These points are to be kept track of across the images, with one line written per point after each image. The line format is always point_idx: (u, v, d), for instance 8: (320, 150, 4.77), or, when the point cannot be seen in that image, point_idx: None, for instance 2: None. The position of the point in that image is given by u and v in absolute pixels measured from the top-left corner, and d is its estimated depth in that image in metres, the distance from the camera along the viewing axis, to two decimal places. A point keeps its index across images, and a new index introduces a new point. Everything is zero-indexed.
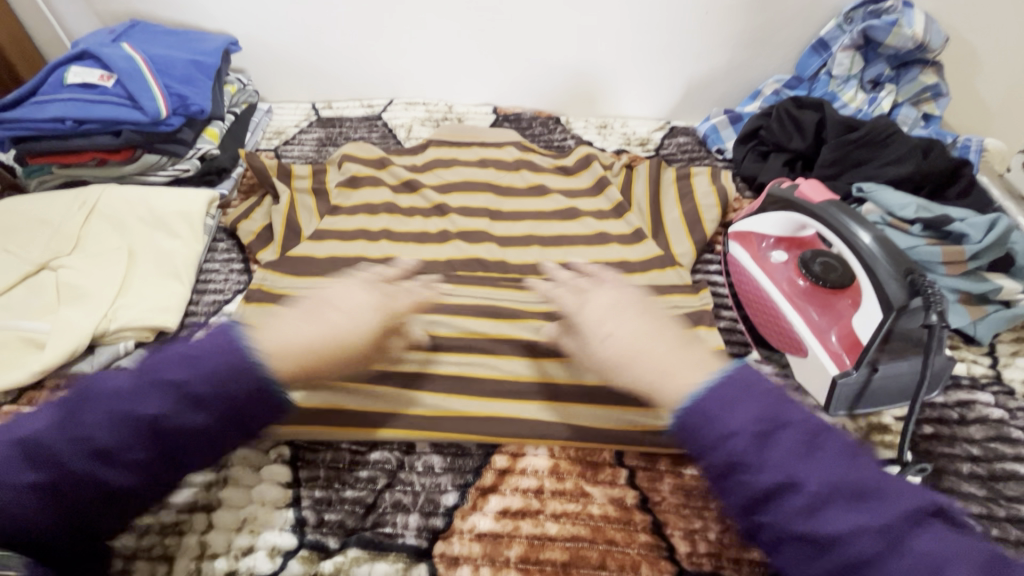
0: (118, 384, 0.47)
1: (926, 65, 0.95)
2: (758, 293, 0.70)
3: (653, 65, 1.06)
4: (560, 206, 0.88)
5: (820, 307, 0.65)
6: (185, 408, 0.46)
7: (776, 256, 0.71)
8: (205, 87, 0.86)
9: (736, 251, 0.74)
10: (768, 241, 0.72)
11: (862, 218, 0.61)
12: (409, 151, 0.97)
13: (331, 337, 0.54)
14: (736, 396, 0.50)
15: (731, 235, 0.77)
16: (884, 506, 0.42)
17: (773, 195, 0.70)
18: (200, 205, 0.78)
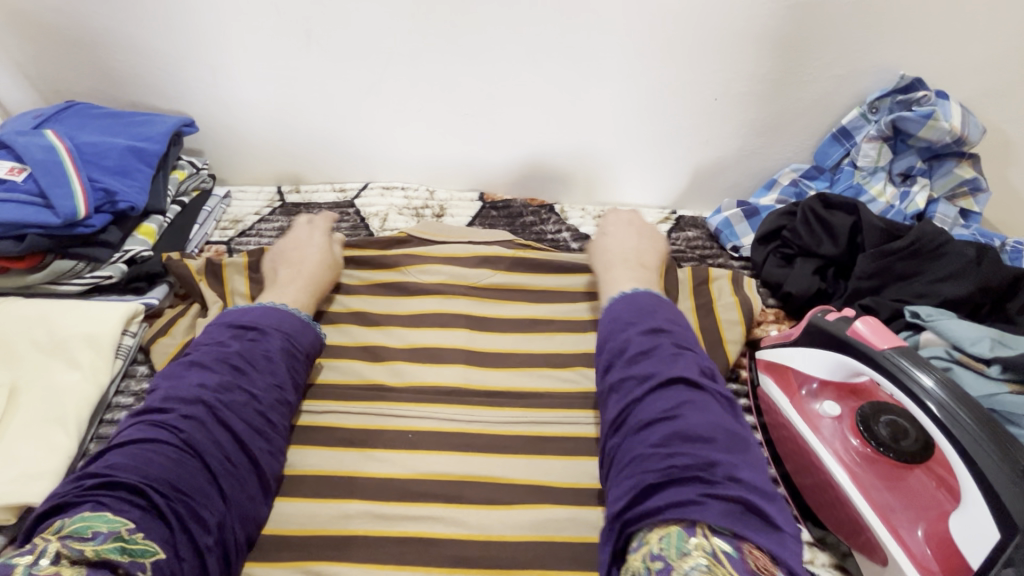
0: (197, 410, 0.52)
1: (961, 159, 0.85)
2: (803, 451, 0.56)
3: (657, 150, 0.96)
4: (554, 315, 0.75)
5: (889, 486, 0.51)
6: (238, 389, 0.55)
7: (826, 407, 0.57)
8: (141, 178, 0.74)
9: (771, 391, 0.60)
10: (812, 382, 0.59)
11: (927, 362, 0.49)
12: (378, 243, 0.82)
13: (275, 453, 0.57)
14: (635, 303, 0.61)
15: (762, 365, 0.63)
16: (717, 417, 0.50)
17: (819, 325, 0.57)
18: (114, 325, 0.64)
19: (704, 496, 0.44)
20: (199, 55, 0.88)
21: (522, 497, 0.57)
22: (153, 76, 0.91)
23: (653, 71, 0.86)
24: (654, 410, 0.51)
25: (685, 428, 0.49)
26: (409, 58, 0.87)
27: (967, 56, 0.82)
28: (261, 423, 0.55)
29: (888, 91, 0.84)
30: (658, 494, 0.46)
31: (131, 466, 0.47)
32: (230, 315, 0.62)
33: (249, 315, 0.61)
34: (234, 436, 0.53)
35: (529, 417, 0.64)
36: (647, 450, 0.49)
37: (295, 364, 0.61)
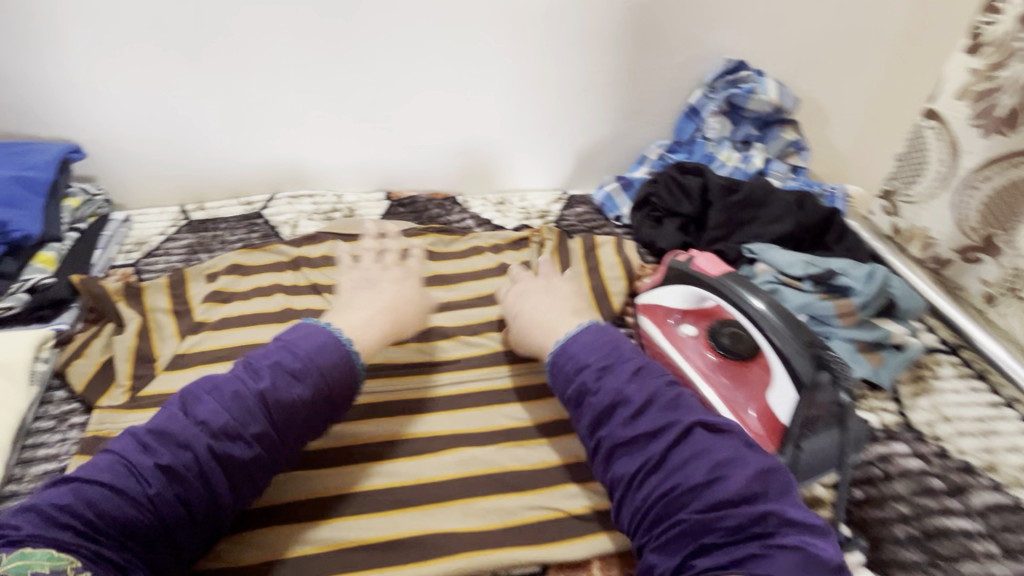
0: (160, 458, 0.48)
1: (785, 125, 1.04)
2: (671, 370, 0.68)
3: (543, 138, 1.07)
4: (464, 293, 0.84)
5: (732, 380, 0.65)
6: (228, 458, 0.50)
7: (686, 330, 0.69)
8: (33, 206, 0.75)
9: (647, 325, 0.72)
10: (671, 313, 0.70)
11: (754, 286, 0.62)
12: (308, 241, 0.92)
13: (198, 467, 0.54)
14: (596, 334, 0.60)
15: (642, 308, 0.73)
16: (752, 455, 0.50)
17: (681, 269, 0.68)
18: (25, 351, 0.65)
19: (767, 549, 0.44)
20: (79, 80, 0.88)
21: (448, 443, 0.64)
22: (29, 103, 0.89)
23: (527, 67, 0.97)
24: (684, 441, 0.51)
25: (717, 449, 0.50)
26: (299, 70, 0.93)
27: (776, 40, 1.00)
28: (248, 489, 0.52)
29: (720, 73, 1.01)
30: (720, 554, 0.45)
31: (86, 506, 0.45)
32: (252, 355, 0.56)
33: (297, 348, 0.56)
34: (213, 504, 0.50)
35: (448, 378, 0.71)
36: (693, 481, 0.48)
37: (315, 421, 0.55)
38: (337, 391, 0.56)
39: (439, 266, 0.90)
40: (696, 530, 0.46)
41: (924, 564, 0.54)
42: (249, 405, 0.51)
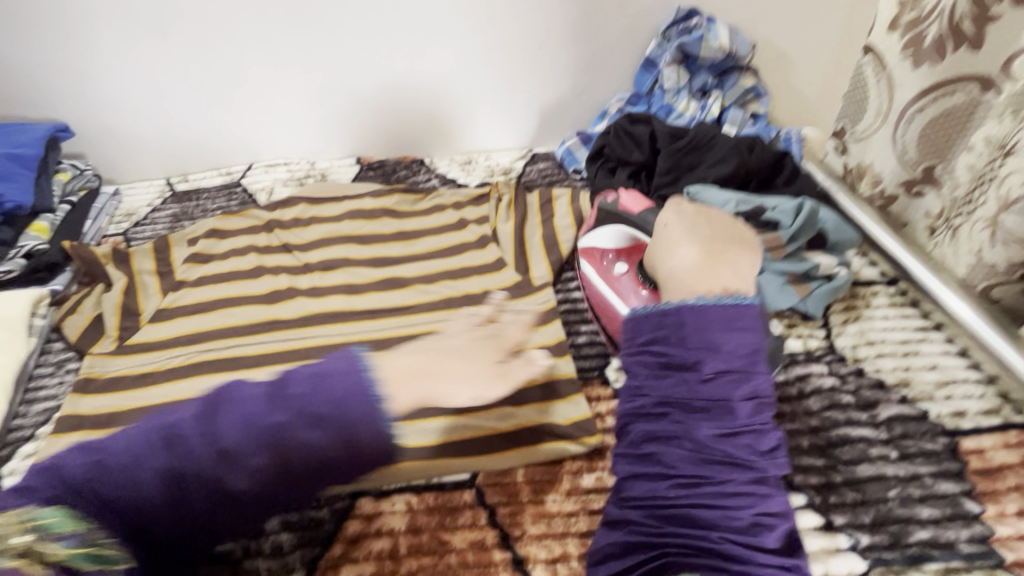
0: (158, 456, 0.47)
1: (743, 71, 1.06)
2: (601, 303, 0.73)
3: (505, 98, 1.10)
4: (426, 248, 0.90)
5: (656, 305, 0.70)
6: (226, 478, 0.47)
7: (617, 267, 0.74)
8: (25, 180, 0.82)
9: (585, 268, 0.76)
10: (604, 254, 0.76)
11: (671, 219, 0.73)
12: (280, 204, 0.98)
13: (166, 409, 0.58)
14: (723, 318, 0.58)
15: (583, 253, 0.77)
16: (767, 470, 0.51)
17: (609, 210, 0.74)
18: (22, 307, 0.73)
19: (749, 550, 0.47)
20: (63, 64, 0.95)
21: None
22: (19, 88, 0.96)
23: (482, 27, 1.00)
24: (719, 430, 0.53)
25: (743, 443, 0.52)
26: (264, 44, 0.98)
27: None
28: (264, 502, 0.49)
29: (673, 21, 1.02)
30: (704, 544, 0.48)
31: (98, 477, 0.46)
32: (297, 374, 0.52)
33: (326, 388, 0.50)
34: (228, 520, 0.49)
35: (402, 321, 0.77)
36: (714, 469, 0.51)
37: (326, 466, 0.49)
38: (366, 453, 0.49)
39: (403, 223, 0.96)
40: (697, 519, 0.49)
41: (824, 467, 0.58)
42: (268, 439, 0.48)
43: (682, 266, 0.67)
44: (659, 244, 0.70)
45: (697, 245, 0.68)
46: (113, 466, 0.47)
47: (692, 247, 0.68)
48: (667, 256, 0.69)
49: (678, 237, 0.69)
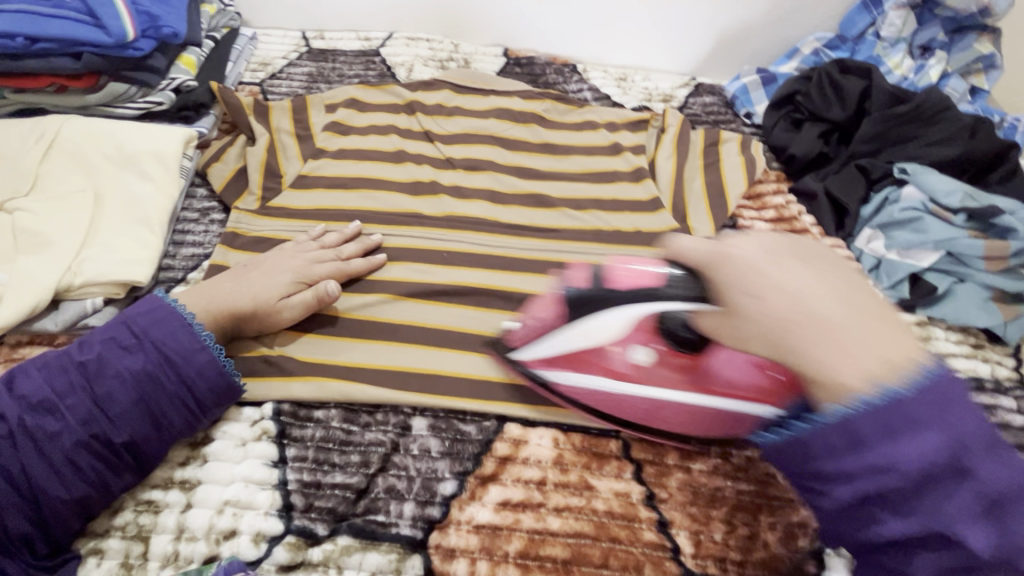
0: (113, 356, 0.48)
1: (982, 33, 0.87)
2: (569, 391, 0.55)
3: (685, 11, 0.96)
4: (575, 168, 0.82)
5: (602, 368, 0.54)
6: (110, 398, 0.47)
7: (636, 355, 0.53)
8: (179, 5, 0.75)
9: (558, 373, 0.55)
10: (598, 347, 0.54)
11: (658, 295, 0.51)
12: (423, 86, 0.90)
13: (233, 301, 0.55)
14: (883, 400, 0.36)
15: (534, 362, 0.55)
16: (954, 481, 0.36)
17: (583, 296, 0.54)
18: (176, 145, 0.70)
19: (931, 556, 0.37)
20: None
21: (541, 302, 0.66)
22: None
23: None
24: (890, 453, 0.36)
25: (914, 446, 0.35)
26: None
27: None
28: (161, 418, 0.48)
29: None
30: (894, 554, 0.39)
31: (95, 378, 0.47)
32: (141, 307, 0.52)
33: (133, 323, 0.50)
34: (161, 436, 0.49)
35: (548, 244, 0.72)
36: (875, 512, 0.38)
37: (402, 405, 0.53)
38: (196, 388, 0.50)
39: (552, 134, 0.87)
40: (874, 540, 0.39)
41: None
42: (127, 352, 0.49)
43: (798, 291, 0.38)
44: (725, 276, 0.41)
45: (822, 286, 0.38)
46: (72, 374, 0.47)
47: (772, 264, 0.40)
48: (746, 273, 0.40)
49: (776, 267, 0.39)
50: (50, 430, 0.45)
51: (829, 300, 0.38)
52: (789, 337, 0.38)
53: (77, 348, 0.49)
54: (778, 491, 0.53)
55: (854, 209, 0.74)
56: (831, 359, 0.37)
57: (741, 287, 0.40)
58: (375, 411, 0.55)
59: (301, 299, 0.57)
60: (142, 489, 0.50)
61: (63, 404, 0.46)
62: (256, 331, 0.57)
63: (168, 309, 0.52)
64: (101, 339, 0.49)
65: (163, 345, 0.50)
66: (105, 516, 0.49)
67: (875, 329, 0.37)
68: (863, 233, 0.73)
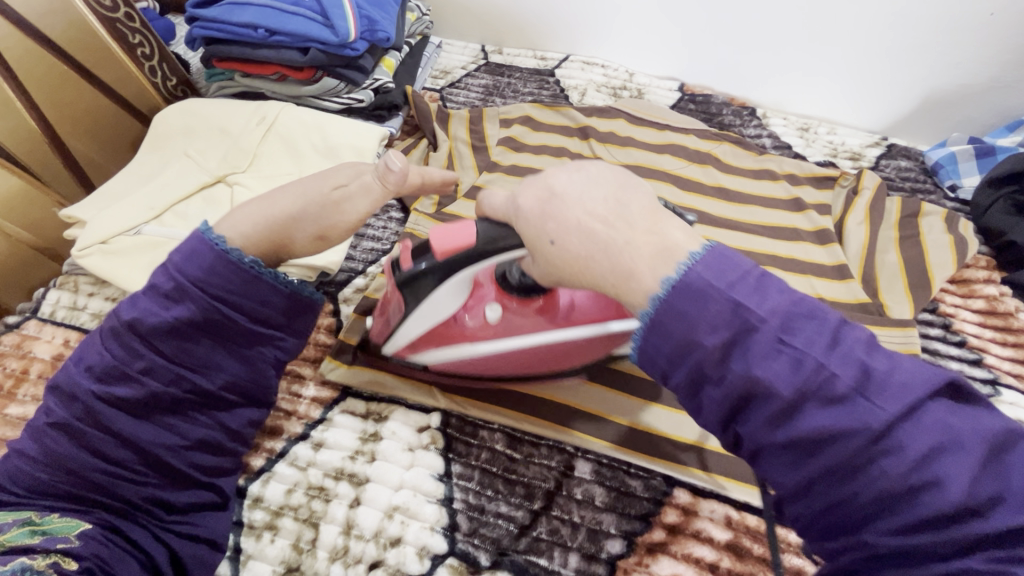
0: (154, 309, 0.42)
1: None
2: (498, 357, 0.52)
3: (892, 67, 0.88)
4: (751, 218, 0.77)
5: (548, 317, 0.51)
6: (178, 348, 0.43)
7: (487, 313, 0.51)
8: (394, 12, 0.79)
9: (427, 354, 0.54)
10: (453, 316, 0.51)
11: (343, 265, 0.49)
12: (598, 112, 0.89)
13: (279, 203, 0.46)
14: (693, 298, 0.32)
15: (403, 353, 0.54)
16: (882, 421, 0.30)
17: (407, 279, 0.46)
18: (372, 142, 0.74)
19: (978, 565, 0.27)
20: None
21: None
22: None
23: None
24: (703, 321, 0.32)
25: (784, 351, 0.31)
26: None
27: None
28: (245, 349, 0.45)
29: None
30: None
31: (149, 339, 0.43)
32: (175, 254, 0.43)
33: (168, 264, 0.43)
34: (246, 365, 0.46)
35: None
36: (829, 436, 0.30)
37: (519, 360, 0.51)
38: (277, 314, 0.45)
39: (728, 179, 0.82)
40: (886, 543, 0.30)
41: None
42: (170, 306, 0.42)
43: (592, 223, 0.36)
44: (525, 224, 0.39)
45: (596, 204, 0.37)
46: (122, 338, 0.43)
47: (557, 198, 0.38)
48: (547, 213, 0.38)
49: (574, 196, 0.37)
50: (133, 399, 0.43)
51: (627, 224, 0.36)
52: (594, 270, 0.36)
53: (123, 304, 0.44)
54: None
55: None
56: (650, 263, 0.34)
57: (545, 235, 0.38)
58: (538, 443, 0.53)
59: (362, 202, 0.49)
60: (314, 473, 0.51)
61: (135, 369, 0.43)
62: (314, 236, 0.48)
63: (198, 238, 0.42)
64: (142, 290, 0.43)
65: (206, 285, 0.42)
66: (279, 492, 0.51)
67: (656, 220, 0.36)
68: None
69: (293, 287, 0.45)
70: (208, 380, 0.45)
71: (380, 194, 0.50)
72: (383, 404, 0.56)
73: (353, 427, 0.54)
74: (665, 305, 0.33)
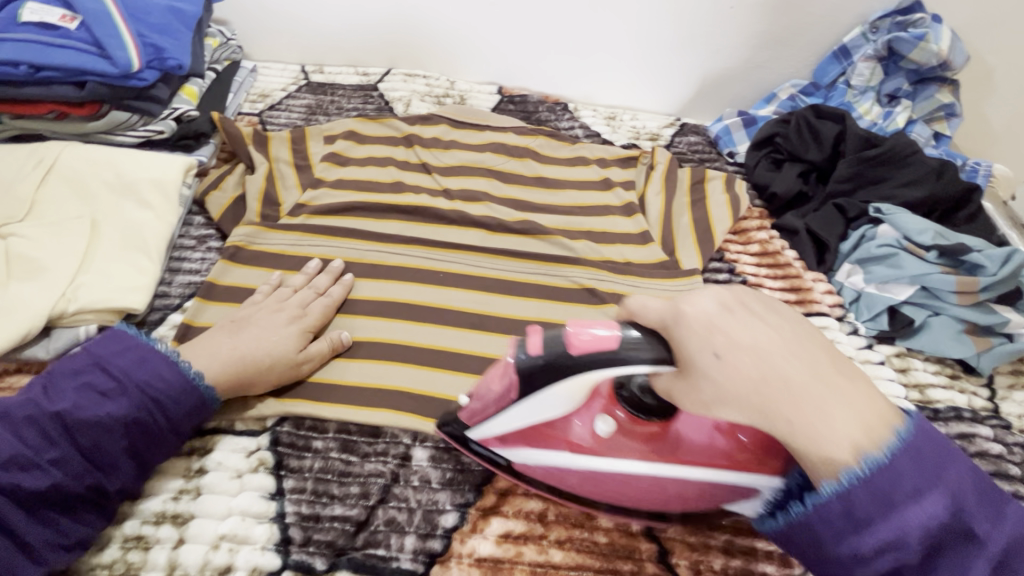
0: (89, 402, 0.47)
1: (943, 84, 0.94)
2: (598, 477, 0.48)
3: (671, 57, 1.01)
4: (570, 201, 0.85)
5: (654, 450, 0.47)
6: (94, 448, 0.46)
7: (598, 425, 0.48)
8: (186, 39, 0.76)
9: (517, 448, 0.50)
10: (557, 422, 0.49)
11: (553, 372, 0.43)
12: (421, 119, 0.92)
13: (249, 355, 0.54)
14: (925, 459, 0.37)
15: (489, 440, 0.51)
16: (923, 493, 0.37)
17: (534, 368, 0.44)
18: (176, 173, 0.70)
19: None
20: None
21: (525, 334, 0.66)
22: None
23: None
24: (911, 478, 0.37)
25: (911, 491, 0.37)
26: None
27: None
28: (147, 452, 0.49)
29: (889, 11, 0.91)
30: None
31: (71, 431, 0.46)
32: (105, 353, 0.50)
33: (108, 365, 0.49)
34: (142, 470, 0.49)
35: (544, 272, 0.74)
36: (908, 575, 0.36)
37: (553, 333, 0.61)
38: (183, 420, 0.50)
39: (546, 169, 0.89)
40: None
41: None
42: (108, 397, 0.47)
43: (766, 352, 0.38)
44: (684, 340, 0.40)
45: (791, 347, 0.39)
46: (32, 435, 0.45)
47: (750, 308, 0.40)
48: (705, 330, 0.39)
49: (735, 326, 0.39)
50: (35, 489, 0.44)
51: (817, 360, 0.39)
52: (771, 411, 0.37)
53: (45, 396, 0.47)
54: None
55: (834, 244, 0.78)
56: (820, 423, 0.37)
57: (708, 348, 0.39)
58: (374, 440, 0.54)
59: (316, 352, 0.57)
60: (131, 525, 0.49)
61: (43, 459, 0.44)
62: (272, 384, 0.55)
63: (148, 349, 0.51)
64: (74, 384, 0.47)
65: (148, 389, 0.49)
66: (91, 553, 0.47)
67: (846, 380, 0.39)
68: (844, 266, 0.76)
69: (209, 388, 0.52)
70: (109, 481, 0.47)
71: (328, 353, 0.59)
72: (206, 437, 0.54)
73: (174, 468, 0.52)
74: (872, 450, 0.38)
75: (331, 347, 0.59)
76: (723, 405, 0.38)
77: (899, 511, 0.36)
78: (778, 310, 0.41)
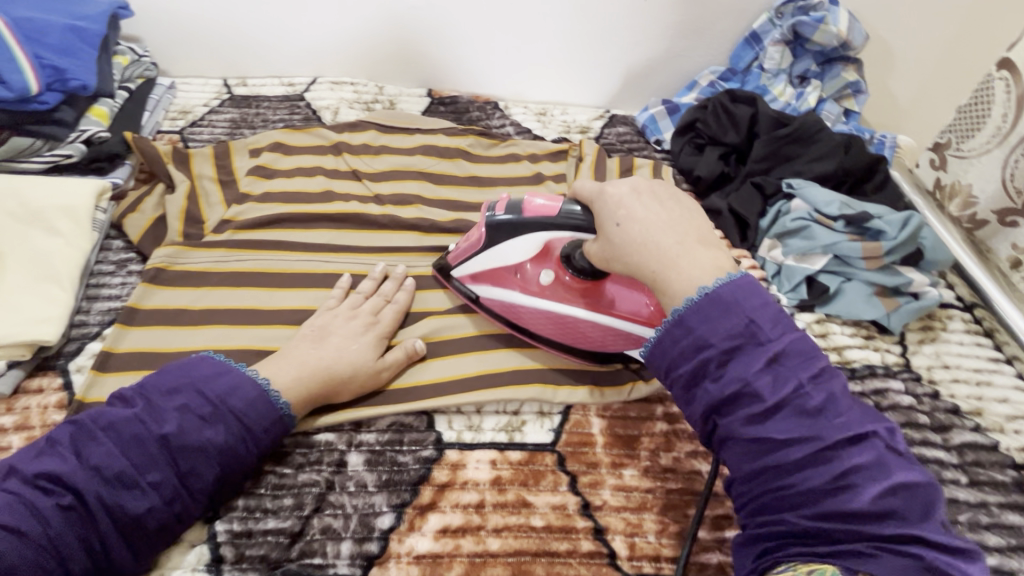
0: (194, 423, 0.48)
1: (848, 63, 0.99)
2: (539, 315, 0.63)
3: (595, 50, 1.03)
4: (502, 198, 0.86)
5: (590, 301, 0.62)
6: (179, 470, 0.47)
7: (542, 276, 0.63)
8: (89, 58, 0.74)
9: (482, 287, 0.65)
10: (520, 268, 0.63)
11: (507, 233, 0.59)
12: (349, 126, 0.92)
13: (333, 366, 0.56)
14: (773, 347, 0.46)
15: (464, 279, 0.66)
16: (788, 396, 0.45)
17: (500, 222, 0.59)
18: (86, 198, 0.68)
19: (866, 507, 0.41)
20: None
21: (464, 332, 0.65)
22: None
23: None
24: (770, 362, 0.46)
25: (783, 381, 0.45)
26: None
27: None
28: (220, 477, 0.49)
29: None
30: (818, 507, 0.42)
31: (184, 450, 0.47)
32: (206, 377, 0.51)
33: (210, 388, 0.50)
34: (212, 493, 0.49)
35: None
36: (809, 484, 0.43)
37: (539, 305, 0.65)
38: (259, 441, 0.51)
39: (478, 168, 0.90)
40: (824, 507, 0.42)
41: None
42: (203, 417, 0.49)
43: (656, 221, 0.51)
44: (601, 209, 0.53)
45: (674, 218, 0.52)
46: (137, 456, 0.46)
47: (658, 193, 0.54)
48: (622, 204, 0.52)
49: (639, 205, 0.52)
50: (132, 509, 0.45)
51: (691, 230, 0.52)
52: (642, 256, 0.50)
53: (151, 417, 0.48)
54: (705, 487, 0.57)
55: (754, 222, 0.81)
56: (687, 274, 0.49)
57: (614, 218, 0.52)
58: (309, 450, 0.54)
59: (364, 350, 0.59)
60: None
61: (145, 481, 0.46)
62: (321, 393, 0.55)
63: (245, 377, 0.52)
64: (174, 407, 0.48)
65: (241, 413, 0.50)
66: None
67: (706, 248, 0.51)
68: (765, 242, 0.80)
69: (284, 404, 0.52)
70: (177, 505, 0.47)
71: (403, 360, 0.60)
72: None
73: None
74: (733, 283, 0.47)
75: (402, 358, 0.60)
76: (624, 259, 0.52)
77: (756, 396, 0.45)
78: (678, 200, 0.54)
